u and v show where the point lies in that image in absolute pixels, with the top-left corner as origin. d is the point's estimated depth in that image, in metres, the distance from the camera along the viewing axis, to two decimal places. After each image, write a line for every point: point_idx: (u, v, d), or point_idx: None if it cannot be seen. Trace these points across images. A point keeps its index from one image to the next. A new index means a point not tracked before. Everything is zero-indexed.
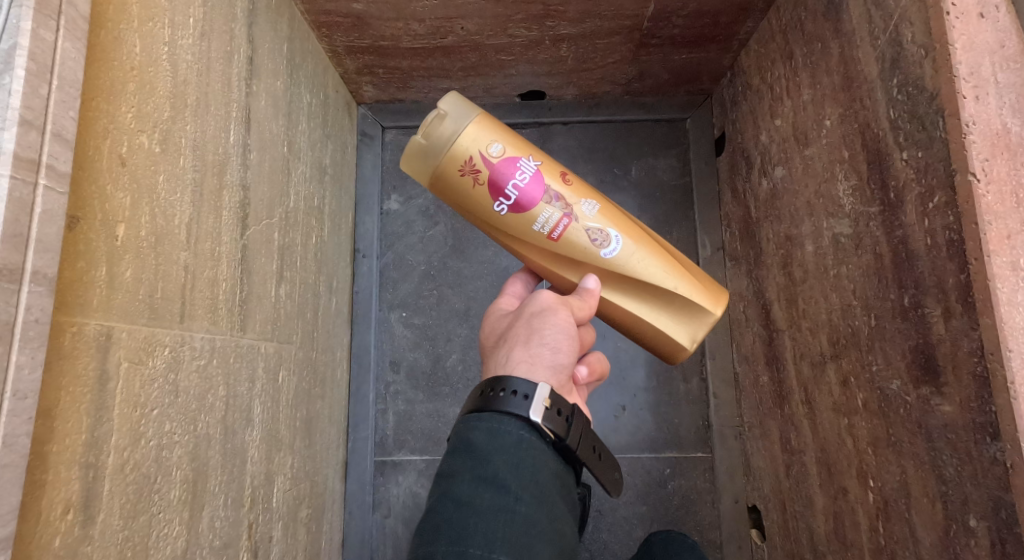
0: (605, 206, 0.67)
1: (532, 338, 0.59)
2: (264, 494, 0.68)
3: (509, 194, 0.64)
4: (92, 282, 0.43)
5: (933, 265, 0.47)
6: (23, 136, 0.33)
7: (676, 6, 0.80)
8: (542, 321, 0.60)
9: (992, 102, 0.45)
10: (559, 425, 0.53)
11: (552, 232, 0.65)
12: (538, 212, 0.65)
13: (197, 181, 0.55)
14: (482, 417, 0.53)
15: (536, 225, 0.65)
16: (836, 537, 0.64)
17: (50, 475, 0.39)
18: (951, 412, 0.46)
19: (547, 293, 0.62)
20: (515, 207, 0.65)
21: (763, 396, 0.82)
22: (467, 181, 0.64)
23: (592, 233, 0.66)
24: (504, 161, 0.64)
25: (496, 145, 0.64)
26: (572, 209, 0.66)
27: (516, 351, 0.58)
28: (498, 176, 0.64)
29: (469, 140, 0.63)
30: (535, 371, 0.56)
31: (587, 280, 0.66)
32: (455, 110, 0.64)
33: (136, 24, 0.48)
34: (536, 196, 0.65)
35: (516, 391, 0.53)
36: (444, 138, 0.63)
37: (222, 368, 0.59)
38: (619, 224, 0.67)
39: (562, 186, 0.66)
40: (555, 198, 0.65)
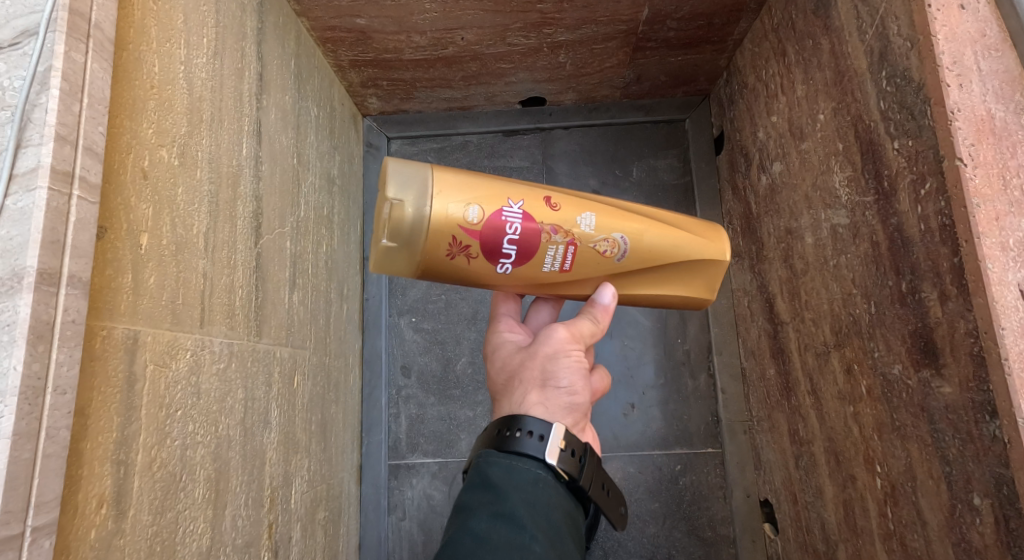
0: (599, 209, 0.60)
1: (548, 382, 0.57)
2: (284, 495, 0.70)
3: (507, 252, 0.57)
4: (119, 289, 0.45)
5: (927, 249, 0.49)
6: (58, 151, 0.35)
7: (670, 10, 0.82)
8: (563, 362, 0.57)
9: (975, 89, 0.46)
10: (572, 465, 0.54)
11: (563, 266, 0.59)
12: (544, 254, 0.58)
13: (213, 193, 0.57)
14: (499, 455, 0.53)
15: (547, 267, 0.59)
16: (847, 525, 0.65)
17: (84, 470, 0.40)
18: (951, 393, 0.48)
19: (559, 325, 0.59)
20: (518, 260, 0.58)
21: (771, 389, 0.83)
22: (459, 259, 0.56)
23: (600, 246, 0.60)
24: (488, 222, 0.56)
25: (472, 209, 0.55)
26: (573, 233, 0.59)
27: (532, 395, 0.56)
28: (489, 241, 0.56)
29: (442, 217, 0.54)
30: (554, 414, 0.56)
31: (602, 293, 0.62)
32: (409, 187, 0.54)
33: (155, 45, 0.50)
34: (536, 238, 0.58)
35: (533, 431, 0.53)
36: (413, 225, 0.54)
37: (240, 371, 0.61)
38: (618, 223, 0.61)
39: (554, 216, 0.58)
40: (554, 230, 0.58)
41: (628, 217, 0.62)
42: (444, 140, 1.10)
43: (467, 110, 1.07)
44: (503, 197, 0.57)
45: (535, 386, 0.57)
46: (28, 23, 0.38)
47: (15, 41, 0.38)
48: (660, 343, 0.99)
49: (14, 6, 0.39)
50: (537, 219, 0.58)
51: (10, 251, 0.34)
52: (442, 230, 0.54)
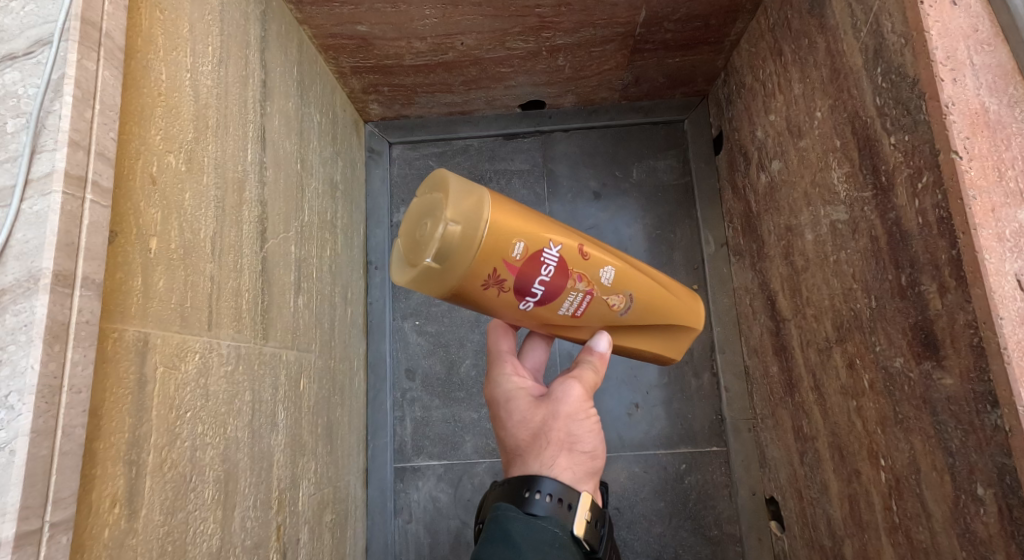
0: (621, 264, 0.60)
1: (573, 444, 0.56)
2: (291, 497, 0.71)
3: (535, 293, 0.55)
4: (130, 292, 0.45)
5: (925, 242, 0.49)
6: (71, 156, 0.36)
7: (667, 12, 0.83)
8: (582, 421, 0.57)
9: (969, 83, 0.47)
10: (590, 533, 0.55)
11: (575, 312, 0.59)
12: (564, 300, 0.58)
13: (219, 198, 0.58)
14: (520, 511, 0.52)
15: (561, 311, 0.58)
16: (852, 520, 0.65)
17: (98, 470, 0.41)
18: (953, 384, 0.48)
19: (574, 382, 0.58)
20: (540, 302, 0.56)
21: (774, 386, 0.83)
22: (491, 292, 0.54)
23: (611, 300, 0.60)
24: (527, 260, 0.54)
25: (518, 245, 0.53)
26: (594, 285, 0.58)
27: (557, 454, 0.55)
28: (523, 280, 0.54)
29: (489, 250, 0.51)
30: (580, 479, 0.55)
31: (598, 340, 0.62)
32: (464, 214, 0.51)
33: (161, 53, 0.51)
34: (563, 284, 0.57)
35: (557, 495, 0.53)
36: (461, 253, 0.51)
37: (247, 374, 0.61)
38: (631, 281, 0.61)
39: (583, 264, 0.57)
40: (579, 278, 0.57)
41: (642, 274, 0.62)
42: (445, 145, 1.11)
43: (468, 115, 1.08)
44: (546, 239, 0.55)
45: (559, 447, 0.55)
46: (42, 32, 0.39)
47: (29, 50, 0.39)
48: None
49: (28, 16, 0.40)
50: (570, 264, 0.56)
51: (27, 253, 0.35)
52: (487, 262, 0.52)
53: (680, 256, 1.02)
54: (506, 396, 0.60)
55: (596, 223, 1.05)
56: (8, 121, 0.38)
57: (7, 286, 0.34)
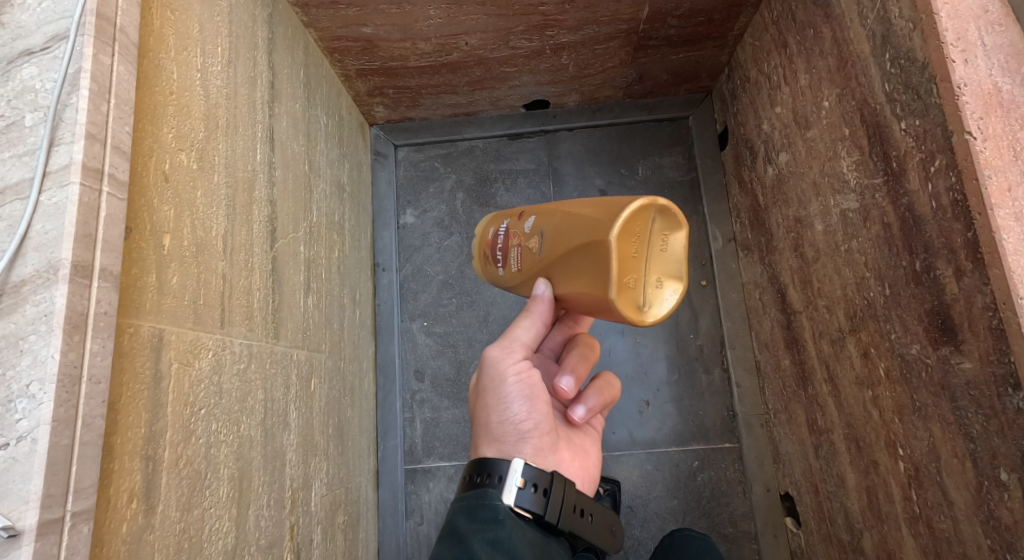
0: (543, 211, 0.61)
1: (492, 417, 0.58)
2: (304, 497, 0.70)
3: (500, 257, 0.70)
4: (145, 288, 0.45)
5: (940, 227, 0.49)
6: (88, 149, 0.37)
7: (670, 7, 0.83)
8: (494, 387, 0.58)
9: (980, 64, 0.47)
10: (537, 503, 0.52)
11: (519, 267, 0.65)
12: (511, 258, 0.67)
13: (230, 197, 0.58)
14: (465, 498, 0.54)
15: (514, 269, 0.66)
16: (871, 512, 0.64)
17: (116, 464, 0.41)
18: (972, 368, 0.47)
19: (493, 346, 0.59)
20: (503, 264, 0.69)
21: (786, 380, 0.83)
22: (488, 264, 0.74)
23: (531, 244, 0.62)
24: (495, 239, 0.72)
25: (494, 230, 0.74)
26: (520, 238, 0.65)
27: (485, 428, 0.58)
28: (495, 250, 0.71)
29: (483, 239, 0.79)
30: (505, 448, 0.56)
31: (536, 287, 0.58)
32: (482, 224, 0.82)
33: (173, 52, 0.51)
34: (506, 246, 0.68)
35: (489, 472, 0.54)
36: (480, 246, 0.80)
37: (260, 372, 0.61)
38: (545, 220, 0.59)
39: (518, 225, 0.67)
40: (515, 236, 0.67)
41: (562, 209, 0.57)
42: (450, 146, 1.11)
43: (472, 115, 1.09)
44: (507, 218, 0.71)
45: (485, 419, 0.59)
46: (58, 28, 0.39)
47: (47, 45, 0.39)
48: (672, 338, 0.99)
49: (44, 12, 0.40)
50: (512, 229, 0.69)
51: (46, 245, 0.35)
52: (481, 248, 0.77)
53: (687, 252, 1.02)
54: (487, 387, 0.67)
55: None
56: (25, 115, 0.38)
57: (27, 277, 0.35)
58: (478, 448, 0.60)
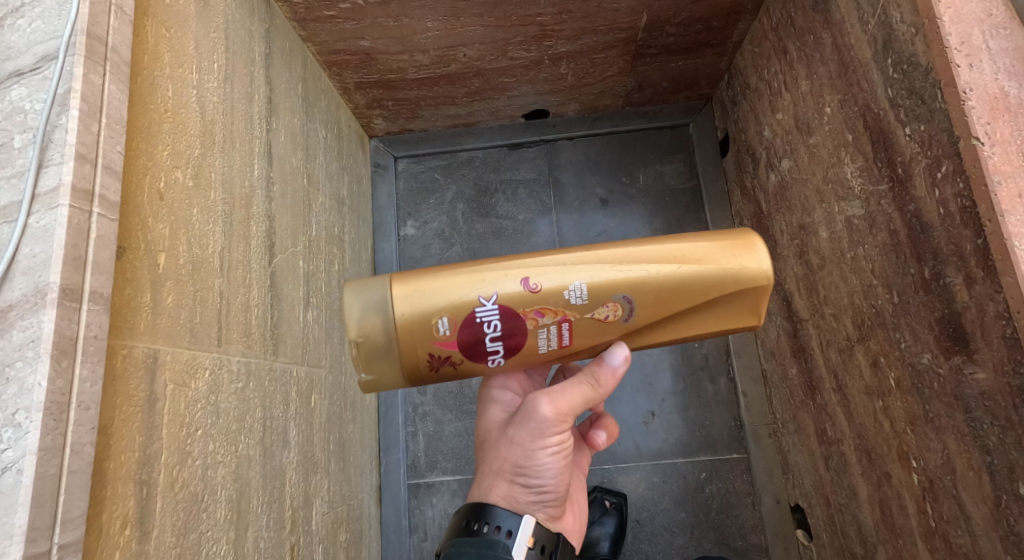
0: (591, 270, 0.50)
1: (519, 475, 0.54)
2: (305, 516, 0.69)
3: (494, 349, 0.50)
4: (139, 307, 0.44)
5: (948, 234, 0.48)
6: (78, 169, 0.36)
7: (669, 15, 0.83)
8: (532, 451, 0.53)
9: (985, 68, 0.46)
10: None
11: (560, 343, 0.51)
12: (536, 339, 0.50)
13: (227, 213, 0.57)
14: (469, 543, 0.51)
15: (543, 350, 0.51)
16: (885, 525, 0.63)
17: (108, 490, 0.40)
18: (986, 379, 0.46)
19: (541, 398, 0.52)
20: (507, 352, 0.51)
21: (794, 389, 0.82)
22: (447, 367, 0.51)
23: (601, 313, 0.50)
24: (464, 330, 0.49)
25: (441, 320, 0.49)
26: (564, 312, 0.50)
27: (499, 480, 0.54)
28: (469, 345, 0.50)
29: (414, 334, 0.49)
30: (524, 507, 0.54)
31: (613, 354, 0.52)
32: (368, 309, 0.48)
33: (168, 70, 0.51)
34: (518, 329, 0.50)
35: (501, 526, 0.52)
36: (389, 348, 0.49)
37: (258, 390, 0.60)
38: (619, 280, 0.49)
39: (535, 296, 0.49)
40: (539, 312, 0.49)
41: (634, 257, 0.50)
42: (450, 157, 1.10)
43: (472, 126, 1.08)
44: (473, 296, 0.49)
45: (504, 474, 0.54)
46: (48, 48, 0.39)
47: (36, 66, 0.38)
48: (676, 348, 0.98)
49: (35, 33, 0.39)
50: (509, 308, 0.49)
51: (34, 269, 0.34)
52: (410, 346, 0.49)
53: None
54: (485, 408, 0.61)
55: (604, 229, 1.04)
56: (14, 136, 0.37)
57: (15, 302, 0.34)
58: (481, 487, 0.56)
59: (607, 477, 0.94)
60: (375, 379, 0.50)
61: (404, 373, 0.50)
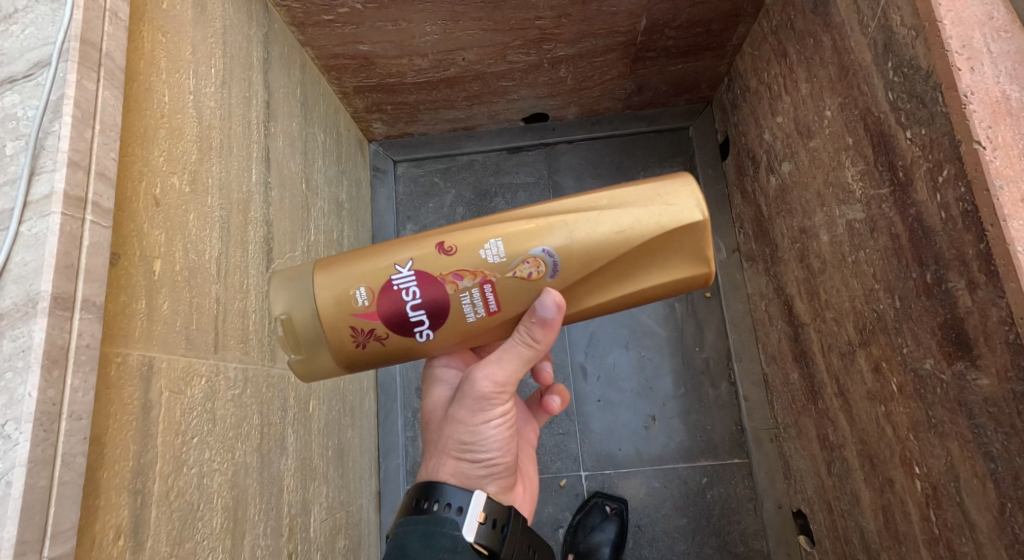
0: (510, 227, 0.47)
1: (465, 451, 0.52)
2: (303, 523, 0.69)
3: (417, 321, 0.47)
4: (134, 315, 0.44)
5: (950, 238, 0.47)
6: (71, 176, 0.36)
7: (668, 19, 0.82)
8: (472, 425, 0.51)
9: (987, 71, 0.45)
10: (494, 539, 0.48)
11: (487, 309, 0.47)
12: (460, 306, 0.47)
13: (224, 219, 0.57)
14: (417, 521, 0.49)
15: (472, 319, 0.47)
16: (888, 532, 0.62)
17: (102, 500, 0.40)
18: (990, 385, 0.46)
19: (478, 368, 0.50)
20: (434, 324, 0.47)
21: (795, 394, 0.81)
22: (376, 346, 0.48)
23: (522, 271, 0.46)
24: (385, 300, 0.47)
25: (359, 293, 0.47)
26: (483, 272, 0.46)
27: (445, 459, 0.52)
28: (393, 320, 0.47)
29: (332, 312, 0.47)
30: (473, 483, 0.52)
31: (542, 306, 0.45)
32: (290, 290, 0.47)
33: (164, 75, 0.50)
34: (440, 294, 0.47)
35: (449, 502, 0.49)
36: (313, 328, 0.47)
37: (256, 397, 0.60)
38: (535, 237, 0.46)
39: (450, 260, 0.47)
40: (458, 275, 0.46)
41: (552, 211, 0.47)
42: (449, 160, 1.10)
43: (471, 130, 1.08)
44: (388, 265, 0.47)
45: (449, 451, 0.52)
46: (42, 54, 0.38)
47: (29, 73, 0.38)
48: (677, 352, 0.97)
49: (28, 39, 0.39)
50: (423, 274, 0.47)
51: (27, 277, 0.34)
52: (330, 326, 0.47)
53: None
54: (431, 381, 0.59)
55: None
56: (8, 144, 0.37)
57: (6, 311, 0.33)
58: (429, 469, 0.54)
59: (607, 482, 0.93)
60: (306, 363, 0.48)
61: (334, 355, 0.48)
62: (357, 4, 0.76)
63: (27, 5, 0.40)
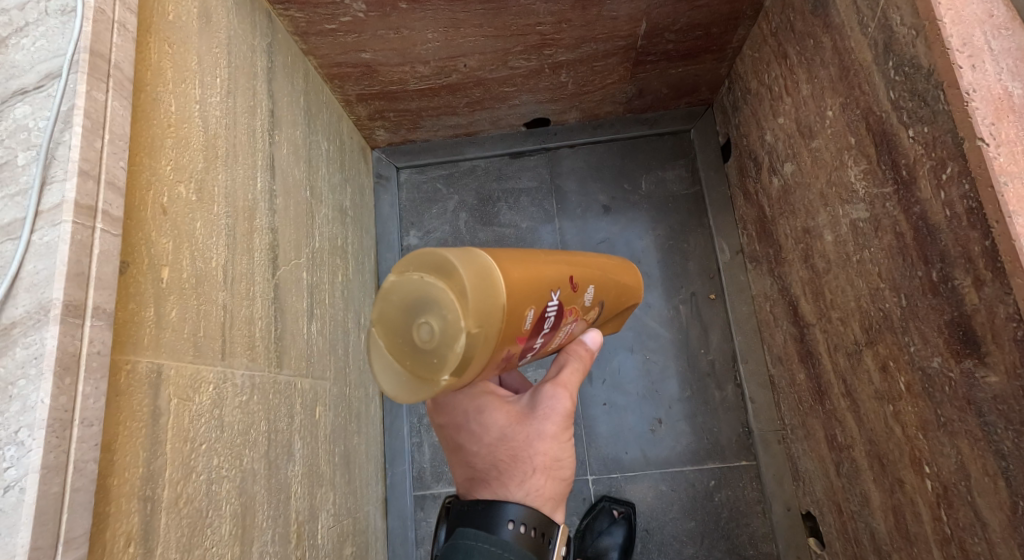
0: (592, 275, 0.58)
1: (555, 470, 0.50)
2: (310, 529, 0.69)
3: (536, 345, 0.50)
4: (142, 322, 0.44)
5: (955, 235, 0.47)
6: (81, 186, 0.36)
7: (668, 22, 0.83)
8: (566, 443, 0.51)
9: (989, 69, 0.46)
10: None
11: (561, 339, 0.55)
12: (556, 336, 0.53)
13: (230, 227, 0.57)
14: (495, 543, 0.46)
15: (551, 346, 0.54)
16: (899, 533, 0.62)
17: (112, 507, 0.40)
18: (998, 382, 0.46)
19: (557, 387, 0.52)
20: (537, 348, 0.51)
21: (802, 395, 0.81)
22: (499, 367, 0.46)
23: (586, 313, 0.58)
24: (536, 324, 0.48)
25: (529, 313, 0.46)
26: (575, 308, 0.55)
27: (539, 480, 0.49)
28: (527, 342, 0.48)
29: (506, 327, 0.43)
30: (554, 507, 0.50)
31: (594, 339, 0.57)
32: (475, 295, 0.40)
33: (171, 85, 0.51)
34: (560, 323, 0.52)
35: (537, 530, 0.47)
36: (485, 345, 0.41)
37: (263, 403, 0.60)
38: (602, 288, 0.60)
39: (569, 296, 0.53)
40: (568, 310, 0.54)
41: (606, 272, 0.61)
42: (452, 166, 1.10)
43: (473, 136, 1.08)
44: (547, 290, 0.48)
45: (541, 472, 0.50)
46: (52, 66, 0.39)
47: (40, 84, 0.39)
48: (682, 354, 0.97)
49: (39, 51, 0.39)
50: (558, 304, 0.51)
51: (38, 285, 0.34)
52: (502, 342, 0.43)
53: (695, 265, 1.01)
54: (475, 403, 0.51)
55: (607, 237, 1.04)
56: (19, 154, 0.38)
57: (18, 319, 0.34)
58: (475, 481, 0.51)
59: (614, 486, 0.93)
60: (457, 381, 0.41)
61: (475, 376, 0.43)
62: (359, 14, 0.77)
63: (37, 18, 0.40)
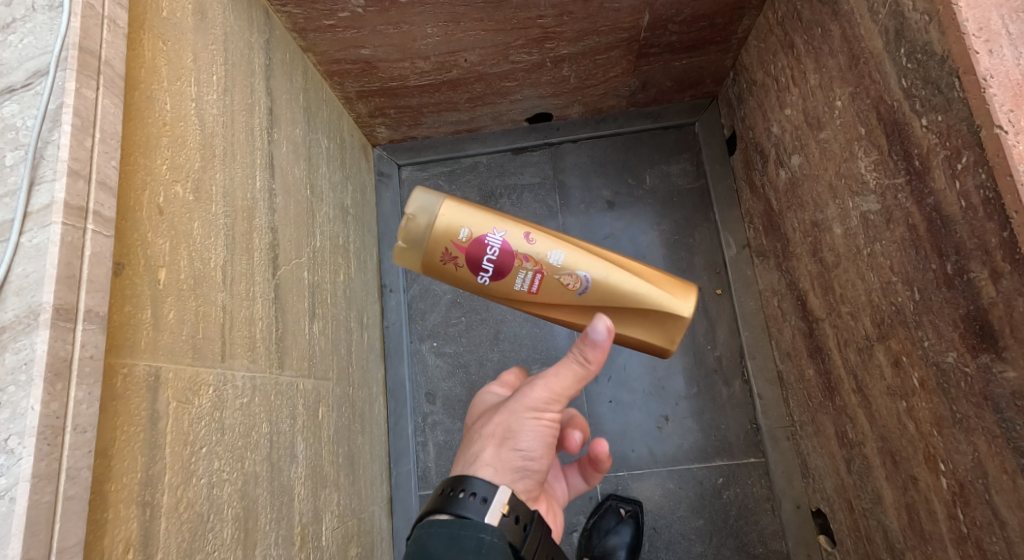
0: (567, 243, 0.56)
1: (506, 442, 0.51)
2: (314, 531, 0.68)
3: (487, 268, 0.56)
4: (139, 325, 0.43)
5: (971, 227, 0.46)
6: (71, 186, 0.35)
7: (671, 13, 0.81)
8: (521, 418, 0.51)
9: (1007, 53, 0.44)
10: (515, 535, 0.47)
11: (530, 288, 0.57)
12: (515, 275, 0.56)
13: (229, 227, 0.56)
14: (443, 522, 0.47)
15: (516, 288, 0.57)
16: (912, 531, 0.61)
17: (110, 514, 0.39)
18: (1016, 377, 0.44)
19: (537, 383, 0.52)
20: (494, 276, 0.56)
21: (811, 391, 0.80)
22: (445, 266, 0.56)
23: (564, 279, 0.56)
24: (477, 241, 0.55)
25: (467, 226, 0.55)
26: (540, 263, 0.56)
27: (483, 446, 0.51)
28: (473, 259, 0.55)
29: (441, 227, 0.54)
30: (500, 478, 0.50)
31: (598, 329, 0.48)
32: (422, 199, 0.54)
33: (166, 83, 0.50)
34: None
35: (475, 492, 0.48)
36: (415, 231, 0.55)
37: (264, 405, 0.59)
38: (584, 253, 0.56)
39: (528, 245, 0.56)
40: (526, 258, 0.56)
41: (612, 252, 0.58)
42: (454, 163, 1.09)
43: (475, 132, 1.07)
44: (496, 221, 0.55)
45: (491, 439, 0.51)
46: (39, 63, 0.38)
47: (27, 82, 0.38)
48: (688, 350, 0.96)
49: (25, 47, 0.39)
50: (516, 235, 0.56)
51: (27, 289, 0.33)
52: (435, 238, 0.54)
53: (700, 260, 1.00)
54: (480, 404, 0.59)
55: (611, 232, 1.03)
56: (8, 154, 0.37)
57: (7, 324, 0.33)
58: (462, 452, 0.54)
59: (621, 484, 0.92)
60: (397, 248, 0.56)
61: (419, 263, 0.56)
62: (358, 9, 0.76)
63: (24, 14, 0.40)
